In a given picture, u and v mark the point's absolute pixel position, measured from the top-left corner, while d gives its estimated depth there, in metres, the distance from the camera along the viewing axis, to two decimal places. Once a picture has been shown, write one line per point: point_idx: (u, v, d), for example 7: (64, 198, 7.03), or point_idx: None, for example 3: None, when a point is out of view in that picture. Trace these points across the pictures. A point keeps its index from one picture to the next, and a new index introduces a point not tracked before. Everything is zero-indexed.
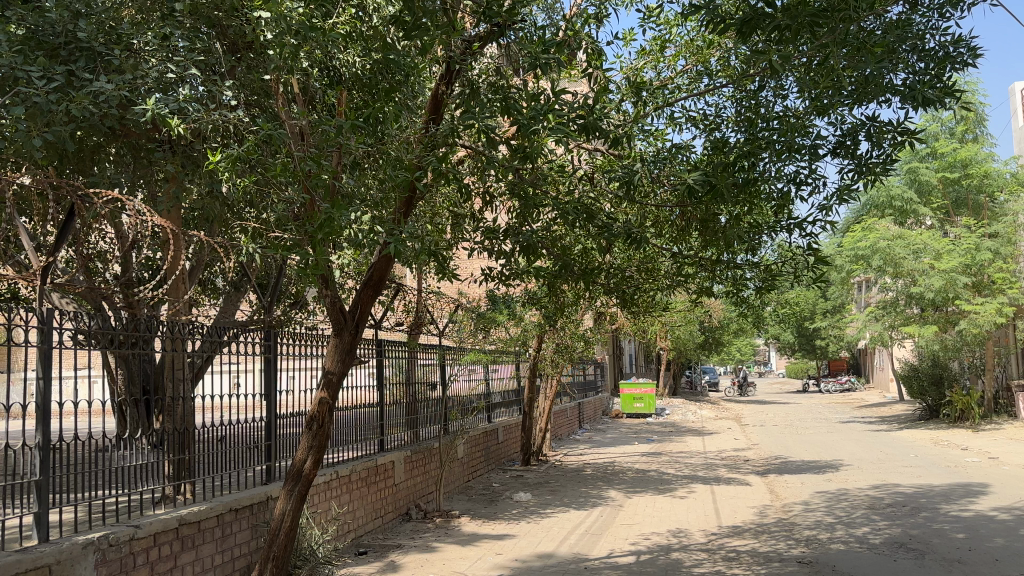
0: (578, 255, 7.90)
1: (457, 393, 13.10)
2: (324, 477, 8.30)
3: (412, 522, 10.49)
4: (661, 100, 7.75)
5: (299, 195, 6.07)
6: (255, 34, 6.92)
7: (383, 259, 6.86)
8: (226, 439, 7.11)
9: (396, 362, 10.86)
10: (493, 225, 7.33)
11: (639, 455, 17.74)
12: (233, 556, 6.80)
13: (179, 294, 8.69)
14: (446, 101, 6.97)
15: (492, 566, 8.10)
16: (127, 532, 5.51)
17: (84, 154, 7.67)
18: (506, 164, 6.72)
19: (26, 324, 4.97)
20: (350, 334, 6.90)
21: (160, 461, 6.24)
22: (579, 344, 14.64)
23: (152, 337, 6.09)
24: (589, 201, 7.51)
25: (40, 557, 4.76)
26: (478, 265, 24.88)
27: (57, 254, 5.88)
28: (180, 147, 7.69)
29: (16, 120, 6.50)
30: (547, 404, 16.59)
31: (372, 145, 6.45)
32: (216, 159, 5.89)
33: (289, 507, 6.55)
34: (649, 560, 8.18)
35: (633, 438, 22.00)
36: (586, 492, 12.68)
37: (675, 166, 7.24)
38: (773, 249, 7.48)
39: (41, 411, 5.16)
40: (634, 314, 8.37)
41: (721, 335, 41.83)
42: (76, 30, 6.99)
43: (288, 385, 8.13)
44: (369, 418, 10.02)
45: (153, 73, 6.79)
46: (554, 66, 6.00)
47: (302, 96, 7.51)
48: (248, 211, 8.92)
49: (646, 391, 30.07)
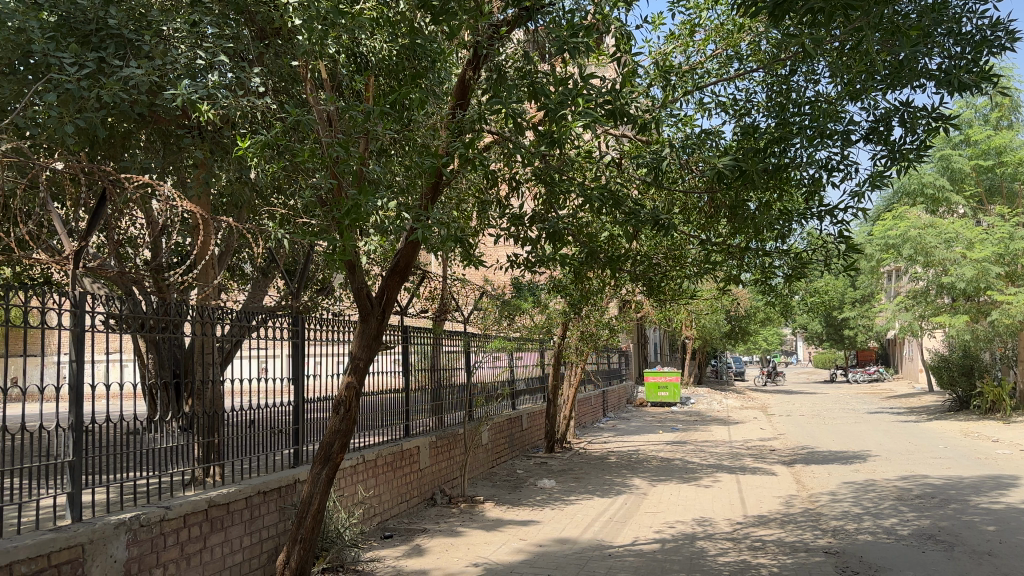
0: (605, 242, 7.87)
1: (482, 379, 13.11)
2: (350, 461, 8.37)
3: (437, 507, 10.55)
4: (690, 85, 7.63)
5: (327, 180, 6.13)
6: (283, 20, 6.92)
7: (409, 245, 6.87)
8: (256, 423, 7.22)
9: (421, 348, 10.88)
10: (519, 211, 7.33)
11: (664, 445, 17.62)
12: (261, 538, 6.90)
13: (208, 280, 8.98)
14: (473, 86, 6.92)
15: (515, 551, 8.17)
16: (157, 513, 5.61)
17: (116, 140, 7.83)
18: (534, 150, 6.61)
19: (59, 307, 5.07)
20: (376, 320, 6.94)
21: (190, 443, 6.35)
22: (604, 332, 14.58)
23: (182, 321, 6.21)
24: (617, 186, 7.38)
25: (74, 536, 4.85)
26: (502, 253, 24.87)
27: (90, 239, 5.84)
28: (208, 133, 7.85)
29: (49, 107, 6.62)
30: (571, 392, 16.60)
31: (398, 132, 6.49)
32: (244, 145, 5.94)
33: (316, 490, 6.56)
34: (674, 547, 8.17)
35: (656, 428, 21.86)
36: (611, 480, 12.67)
37: (704, 151, 7.01)
38: (802, 238, 7.36)
39: (74, 394, 5.25)
40: (661, 302, 8.32)
41: (748, 325, 41.47)
42: (106, 17, 7.08)
43: (315, 370, 8.23)
44: (395, 404, 10.07)
45: (184, 60, 6.86)
46: (582, 49, 5.93)
47: (329, 82, 7.51)
48: (275, 198, 9.03)
49: (670, 379, 29.95)
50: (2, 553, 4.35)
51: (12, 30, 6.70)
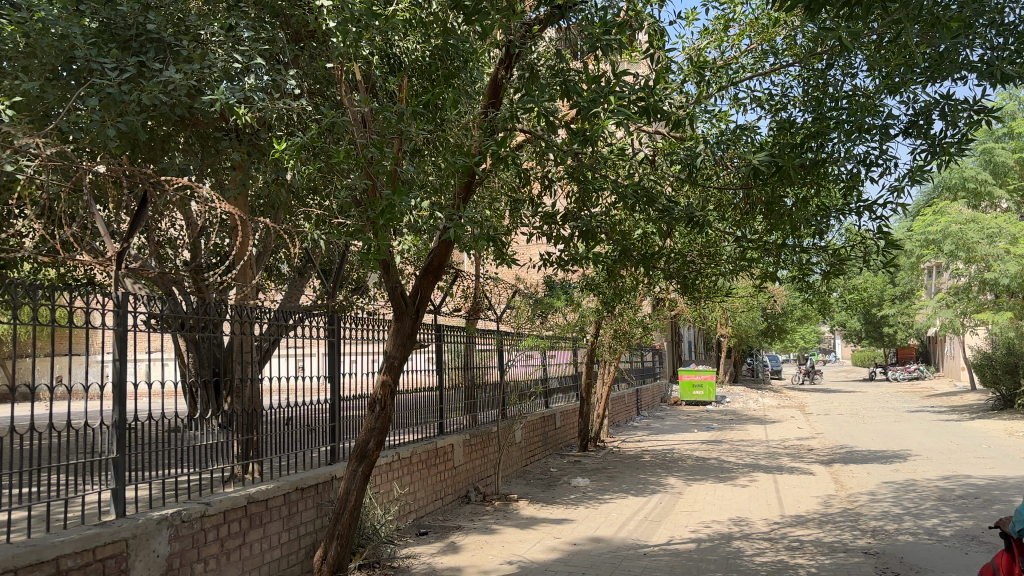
0: (639, 240, 7.83)
1: (515, 378, 13.12)
2: (386, 458, 8.44)
3: (472, 504, 10.60)
4: (724, 81, 7.57)
5: (361, 180, 6.20)
6: (318, 23, 7.00)
7: (443, 244, 6.91)
8: (294, 421, 7.31)
9: (455, 346, 10.94)
10: (552, 210, 7.33)
11: (699, 444, 17.47)
12: (299, 534, 7.00)
13: (246, 280, 9.11)
14: (506, 85, 6.94)
15: (550, 549, 8.17)
16: (198, 509, 5.71)
17: (155, 143, 8.01)
18: (566, 148, 6.60)
19: (102, 308, 5.18)
20: (410, 319, 7.00)
21: (229, 440, 6.46)
22: (637, 330, 14.48)
23: (221, 321, 6.31)
24: (650, 184, 7.34)
25: (118, 531, 4.96)
26: (535, 252, 24.94)
27: (133, 240, 5.92)
28: (246, 135, 8.01)
29: (91, 111, 6.80)
30: (604, 390, 16.55)
31: (431, 131, 6.54)
32: (281, 147, 6.04)
33: (353, 487, 6.63)
34: (710, 547, 8.11)
35: (691, 427, 21.66)
36: (646, 479, 12.61)
37: (739, 147, 6.93)
38: (840, 234, 7.26)
39: (116, 392, 5.37)
40: (695, 300, 8.25)
41: (785, 322, 40.94)
42: (146, 22, 7.25)
43: (350, 369, 8.32)
44: (429, 402, 10.13)
45: (221, 63, 7.01)
46: (615, 47, 5.90)
47: (363, 84, 7.58)
48: (311, 198, 9.15)
49: (705, 377, 29.70)
50: (51, 547, 4.47)
51: (56, 36, 6.88)
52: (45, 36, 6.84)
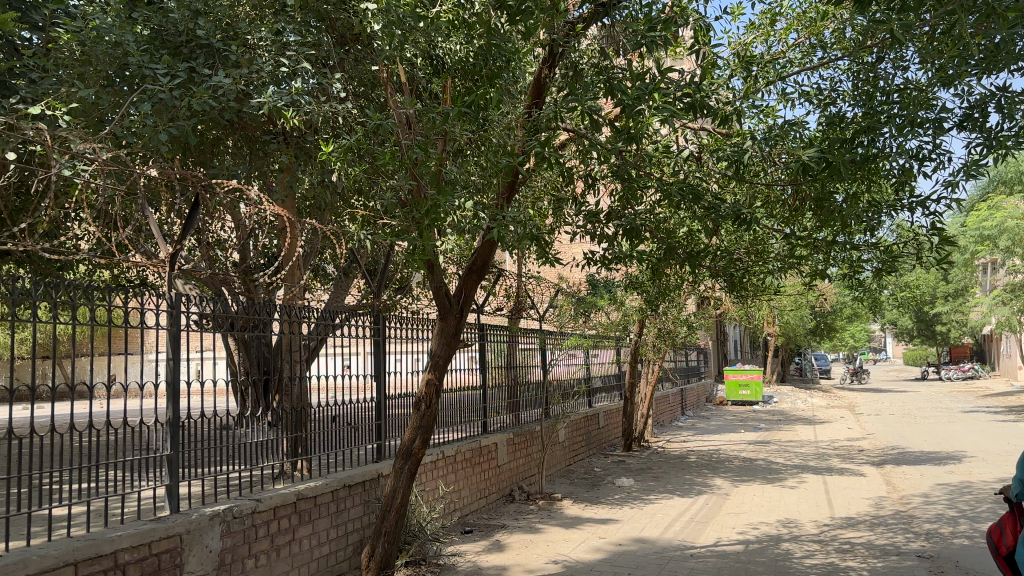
0: (684, 237, 7.76)
1: (558, 378, 13.09)
2: (431, 456, 8.50)
3: (516, 503, 10.62)
4: (772, 75, 7.45)
5: (406, 181, 6.25)
6: (362, 26, 7.08)
7: (487, 244, 6.94)
8: (341, 419, 7.40)
9: (497, 346, 10.98)
10: (596, 208, 7.31)
11: (746, 444, 17.25)
12: (347, 531, 7.09)
13: (294, 280, 9.25)
14: (549, 84, 6.93)
15: (595, 549, 8.15)
16: (249, 506, 5.82)
17: (206, 146, 8.21)
18: (610, 146, 6.56)
19: (157, 308, 5.31)
20: (455, 318, 7.03)
21: (278, 438, 6.58)
22: (682, 329, 14.32)
23: (270, 320, 6.43)
24: (696, 180, 7.26)
25: (172, 527, 5.07)
26: (579, 250, 24.92)
27: (185, 242, 6.06)
28: (293, 138, 8.14)
29: (144, 116, 6.98)
30: (648, 390, 16.44)
31: (475, 131, 6.56)
32: (328, 149, 6.13)
33: (400, 484, 6.69)
34: (758, 549, 8.01)
35: (738, 427, 21.40)
36: (691, 479, 12.49)
37: (788, 143, 6.77)
38: (892, 230, 7.10)
39: (171, 390, 5.50)
40: (742, 298, 8.14)
41: (834, 321, 40.16)
42: (196, 28, 7.43)
43: (395, 367, 8.39)
44: (474, 401, 10.18)
45: (268, 67, 7.16)
46: (660, 43, 5.84)
47: (408, 85, 7.64)
48: (356, 199, 9.25)
49: (751, 377, 29.29)
50: (110, 541, 4.60)
51: (110, 43, 7.08)
52: (100, 44, 7.05)
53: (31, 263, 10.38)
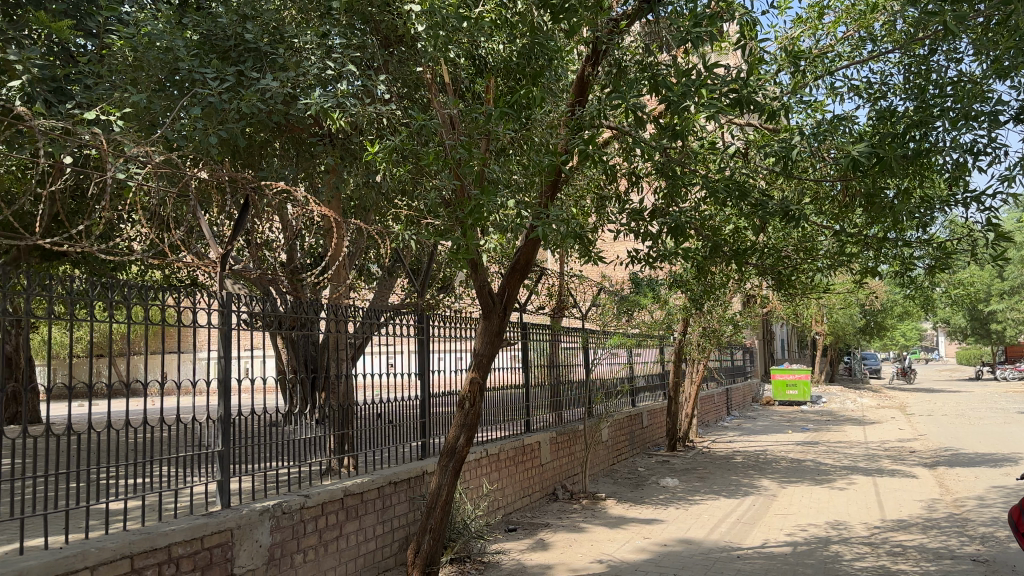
0: (730, 235, 7.67)
1: (601, 377, 13.04)
2: (475, 454, 8.54)
3: (559, 502, 10.61)
4: (821, 69, 7.32)
5: (450, 181, 6.28)
6: (406, 27, 7.14)
7: (530, 242, 6.95)
8: (386, 417, 7.48)
9: (540, 345, 10.98)
10: (640, 206, 7.26)
11: (794, 445, 16.98)
12: (393, 527, 7.17)
13: (340, 280, 9.37)
14: (592, 82, 6.88)
15: (639, 549, 8.10)
16: (298, 501, 5.92)
17: (254, 148, 8.36)
18: (655, 143, 6.49)
19: (209, 308, 5.43)
20: (498, 317, 7.06)
21: (325, 435, 6.67)
22: (728, 328, 14.14)
23: (317, 319, 6.52)
24: (743, 177, 7.17)
25: (223, 521, 5.18)
26: (622, 249, 24.80)
27: (236, 243, 6.17)
28: (339, 140, 8.44)
29: (195, 120, 7.13)
30: (693, 389, 16.28)
31: (518, 131, 6.58)
32: (373, 150, 6.19)
33: (445, 482, 6.74)
34: (807, 551, 7.88)
35: (785, 428, 21.08)
36: (737, 480, 12.33)
37: (837, 138, 6.61)
38: (945, 226, 6.92)
39: (222, 387, 5.61)
40: (790, 297, 8.01)
41: (884, 319, 39.29)
42: (244, 33, 7.57)
43: (440, 366, 8.44)
44: (516, 400, 10.20)
45: (314, 70, 7.27)
46: (706, 39, 5.78)
47: (451, 86, 7.68)
48: (400, 199, 9.33)
49: (799, 376, 28.83)
50: (164, 535, 4.72)
51: (161, 49, 7.25)
52: (151, 49, 7.21)
53: (87, 264, 10.68)
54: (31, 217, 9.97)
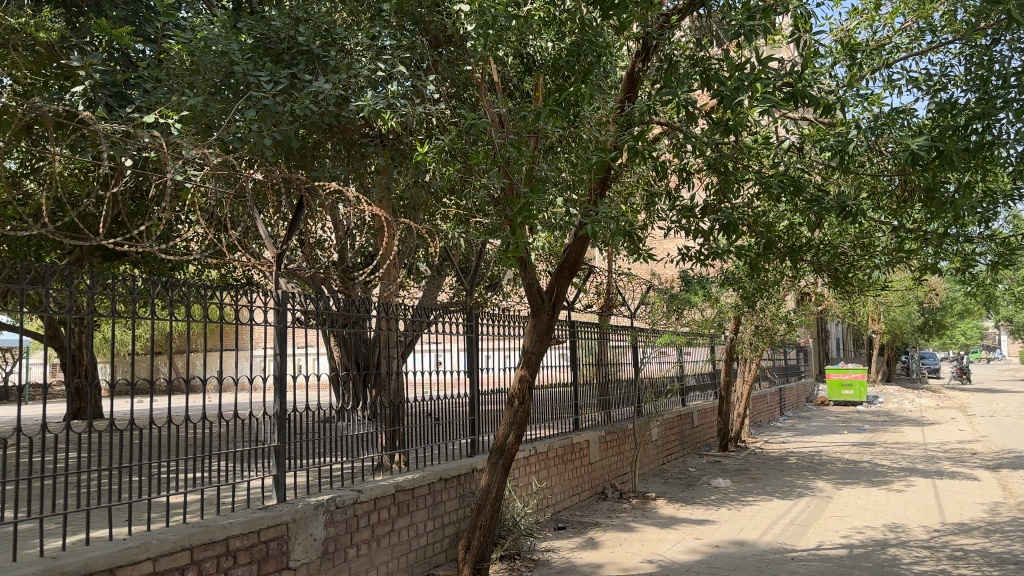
0: (784, 231, 7.52)
1: (651, 376, 12.95)
2: (524, 452, 8.56)
3: (609, 501, 10.57)
4: (878, 62, 7.15)
5: (499, 180, 6.32)
6: (456, 27, 7.18)
7: (579, 240, 6.94)
8: (436, 414, 7.54)
9: (588, 343, 10.94)
10: (691, 203, 7.18)
11: (849, 446, 16.63)
12: (443, 523, 7.23)
13: (390, 279, 9.46)
14: (642, 78, 6.84)
15: (690, 550, 8.03)
16: (351, 496, 6.01)
17: (307, 150, 8.50)
18: (707, 138, 6.41)
19: (263, 307, 5.54)
20: (547, 315, 7.06)
21: (376, 431, 6.76)
22: (781, 326, 13.90)
23: (366, 317, 6.60)
24: (797, 172, 7.04)
25: (279, 515, 5.28)
26: (672, 246, 24.58)
27: (290, 242, 6.29)
28: (389, 140, 8.62)
29: (250, 123, 7.27)
30: (745, 388, 16.08)
31: (566, 129, 6.61)
32: (423, 150, 6.27)
33: (494, 479, 6.77)
34: (863, 554, 7.73)
35: (839, 428, 20.66)
36: (791, 481, 12.14)
37: (895, 131, 6.45)
38: (1010, 221, 6.71)
39: (278, 384, 5.73)
40: (846, 295, 7.85)
41: (944, 318, 38.21)
42: (296, 36, 7.70)
43: (489, 363, 8.48)
44: (565, 398, 10.19)
45: (365, 71, 7.37)
46: (759, 32, 5.68)
47: (500, 85, 7.70)
48: (449, 198, 9.40)
49: (854, 376, 28.20)
50: (222, 528, 4.83)
51: (216, 53, 7.39)
52: (207, 53, 7.39)
53: (147, 264, 11.00)
54: (94, 219, 10.28)
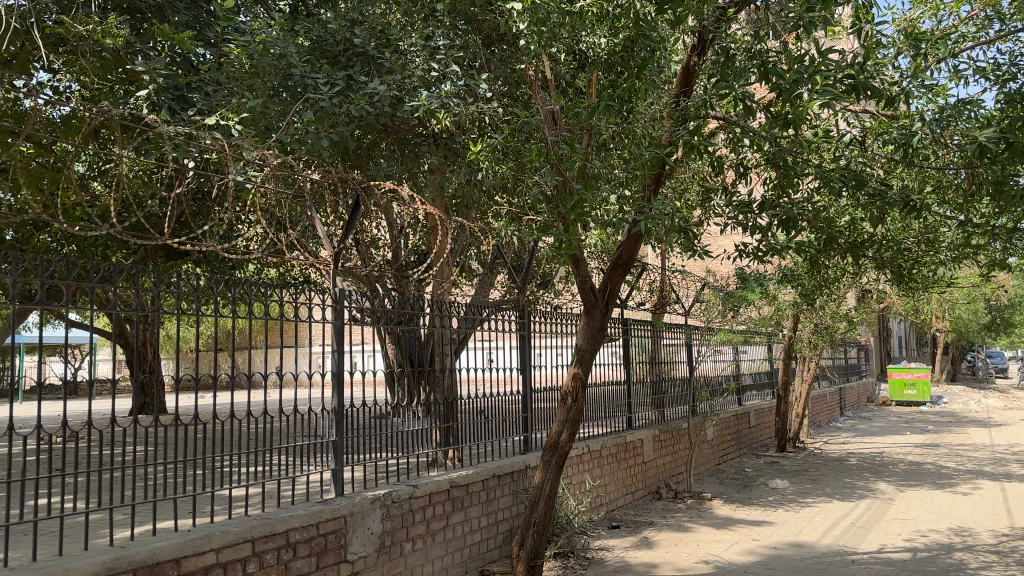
0: (845, 227, 7.34)
1: (706, 374, 12.80)
2: (577, 450, 8.55)
3: (663, 501, 10.47)
4: (943, 52, 6.93)
5: (552, 177, 6.34)
6: (509, 26, 7.20)
7: (633, 237, 6.90)
8: (489, 411, 7.58)
9: (642, 341, 10.86)
10: (749, 199, 7.06)
11: (913, 447, 16.18)
12: (497, 520, 7.27)
13: (445, 277, 9.51)
14: (698, 72, 6.83)
15: (747, 551, 7.92)
16: (407, 491, 6.08)
17: (362, 150, 8.62)
18: (765, 132, 6.31)
19: (321, 305, 5.65)
20: (600, 313, 7.04)
21: (430, 427, 6.83)
22: (841, 324, 13.59)
23: (420, 315, 6.67)
24: (859, 166, 6.87)
25: (337, 509, 5.38)
26: (728, 243, 24.25)
27: (347, 241, 6.41)
28: (442, 140, 8.65)
29: (307, 124, 7.41)
30: (803, 387, 15.77)
31: (619, 125, 6.65)
32: (477, 148, 6.41)
33: (548, 477, 6.77)
34: (927, 557, 7.51)
35: (903, 429, 20.11)
36: (852, 483, 11.87)
37: (962, 123, 6.25)
38: None
39: (335, 380, 5.82)
40: (910, 292, 7.64)
41: (1014, 316, 36.86)
42: (352, 37, 7.81)
43: (543, 361, 8.49)
44: (618, 396, 10.14)
45: (420, 71, 7.49)
46: (820, 23, 5.53)
47: (553, 82, 7.69)
48: (502, 196, 9.42)
49: (918, 376, 27.40)
50: (282, 521, 4.95)
51: (275, 55, 7.48)
52: (265, 56, 7.47)
53: (209, 263, 11.30)
54: (158, 219, 10.59)
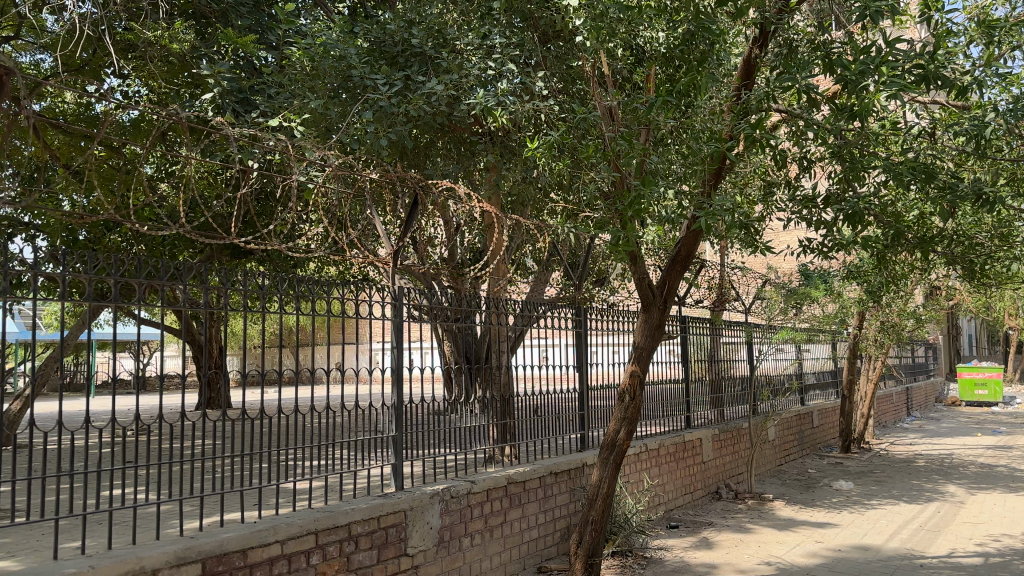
0: (914, 222, 7.12)
1: (766, 373, 12.57)
2: (635, 448, 8.49)
3: (723, 501, 10.33)
4: (1018, 38, 6.67)
5: (610, 174, 6.29)
6: (565, 22, 7.19)
7: (692, 234, 6.81)
8: (546, 408, 7.58)
9: (701, 339, 10.72)
10: (812, 194, 6.90)
11: (984, 449, 15.61)
12: (554, 517, 7.27)
13: (501, 275, 9.53)
14: (760, 64, 6.67)
15: (810, 553, 7.76)
16: (465, 487, 6.13)
17: (420, 149, 8.70)
18: (830, 125, 6.15)
19: (380, 302, 5.73)
20: (659, 311, 6.97)
21: (487, 424, 6.87)
22: (908, 322, 13.18)
23: (477, 313, 6.71)
24: (928, 159, 6.65)
25: (398, 503, 5.45)
26: (789, 239, 23.75)
27: (406, 239, 6.48)
28: (498, 138, 8.56)
29: (366, 124, 7.51)
30: (868, 387, 15.36)
31: (678, 120, 6.54)
32: (533, 145, 6.39)
33: (606, 475, 6.74)
34: (1001, 563, 7.26)
35: (975, 431, 19.40)
36: (920, 485, 11.52)
37: None
38: None
39: (394, 376, 5.90)
40: (983, 288, 7.37)
41: None
42: (410, 38, 7.90)
43: (600, 359, 8.45)
44: (676, 394, 10.03)
45: (476, 70, 7.52)
46: (887, 12, 5.38)
47: (610, 78, 7.64)
48: (559, 193, 9.40)
49: (989, 375, 26.40)
50: (344, 514, 5.03)
51: (335, 58, 7.59)
52: (326, 57, 7.56)
53: (271, 262, 11.55)
54: (223, 219, 10.87)
